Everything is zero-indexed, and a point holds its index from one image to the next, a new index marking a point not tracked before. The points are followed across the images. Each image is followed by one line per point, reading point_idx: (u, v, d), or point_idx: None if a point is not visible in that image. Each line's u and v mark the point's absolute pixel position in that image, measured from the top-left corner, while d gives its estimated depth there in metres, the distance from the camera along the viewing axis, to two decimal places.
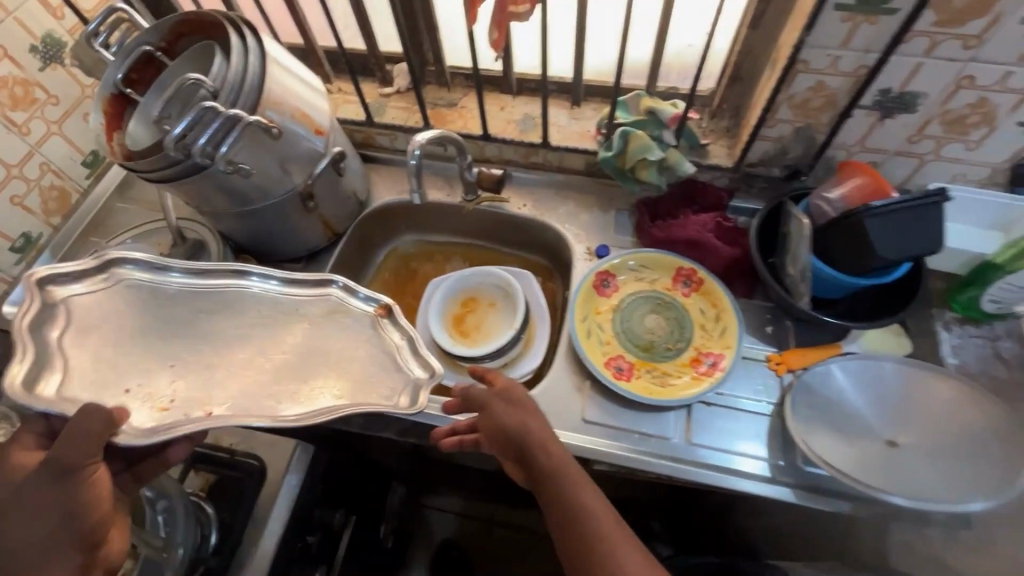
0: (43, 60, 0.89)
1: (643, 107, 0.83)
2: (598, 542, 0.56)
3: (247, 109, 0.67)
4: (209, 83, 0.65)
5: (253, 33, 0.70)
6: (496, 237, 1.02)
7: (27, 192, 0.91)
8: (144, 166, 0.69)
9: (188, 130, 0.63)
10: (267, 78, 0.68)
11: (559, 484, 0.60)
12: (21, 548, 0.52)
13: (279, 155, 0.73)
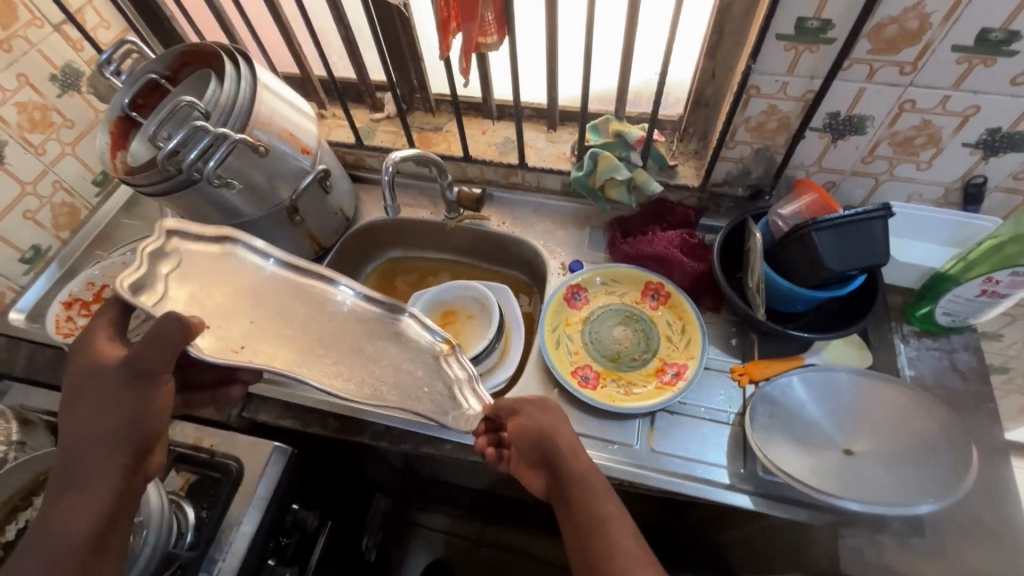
0: (61, 88, 0.97)
1: (613, 130, 0.88)
2: (616, 555, 0.54)
3: (237, 129, 0.73)
4: (203, 106, 0.71)
5: (247, 62, 0.77)
6: (479, 253, 1.06)
7: (39, 207, 0.98)
8: (143, 181, 0.74)
9: (181, 147, 0.69)
10: (256, 101, 0.74)
11: (584, 492, 0.59)
12: (91, 435, 0.56)
13: (266, 171, 0.78)
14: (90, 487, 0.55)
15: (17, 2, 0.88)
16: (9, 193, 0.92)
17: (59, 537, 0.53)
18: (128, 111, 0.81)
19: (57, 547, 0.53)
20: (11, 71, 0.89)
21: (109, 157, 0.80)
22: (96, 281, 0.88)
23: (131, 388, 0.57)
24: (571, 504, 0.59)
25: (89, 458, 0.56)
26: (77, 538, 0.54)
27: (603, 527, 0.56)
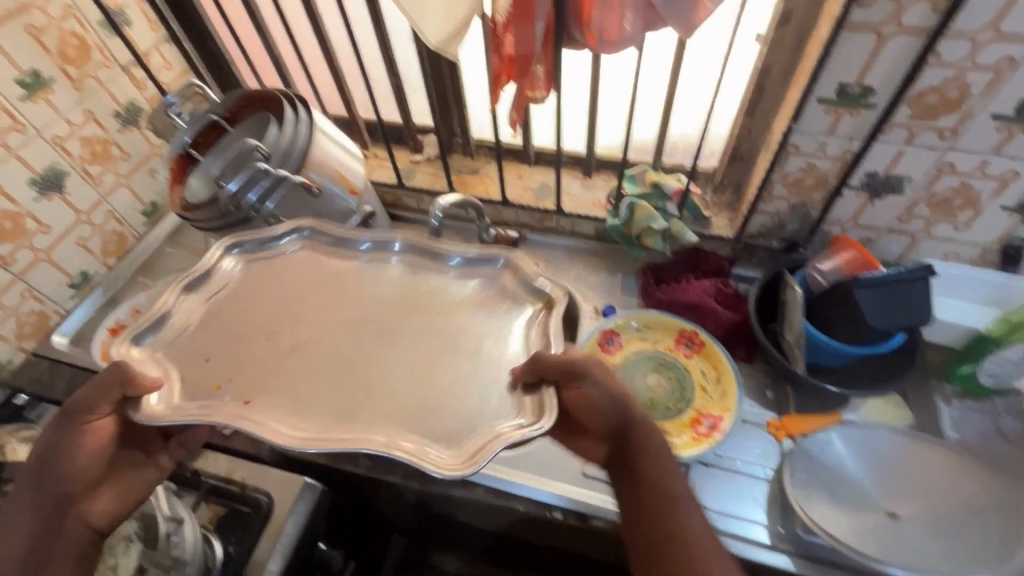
0: (122, 123, 1.02)
1: (649, 180, 0.90)
2: (680, 531, 0.56)
3: (295, 170, 0.76)
4: (265, 148, 0.75)
5: (307, 108, 0.81)
6: None
7: (91, 235, 1.02)
8: (203, 213, 0.77)
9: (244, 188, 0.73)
10: (313, 145, 0.78)
11: (650, 464, 0.60)
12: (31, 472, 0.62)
13: (315, 210, 0.81)
14: (13, 531, 0.60)
15: (92, 45, 0.94)
16: (65, 221, 0.96)
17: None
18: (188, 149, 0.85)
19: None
20: (80, 107, 0.94)
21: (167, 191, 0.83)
22: (142, 310, 0.90)
23: (64, 430, 0.61)
24: (637, 477, 0.59)
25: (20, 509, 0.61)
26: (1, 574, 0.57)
27: (669, 502, 0.58)
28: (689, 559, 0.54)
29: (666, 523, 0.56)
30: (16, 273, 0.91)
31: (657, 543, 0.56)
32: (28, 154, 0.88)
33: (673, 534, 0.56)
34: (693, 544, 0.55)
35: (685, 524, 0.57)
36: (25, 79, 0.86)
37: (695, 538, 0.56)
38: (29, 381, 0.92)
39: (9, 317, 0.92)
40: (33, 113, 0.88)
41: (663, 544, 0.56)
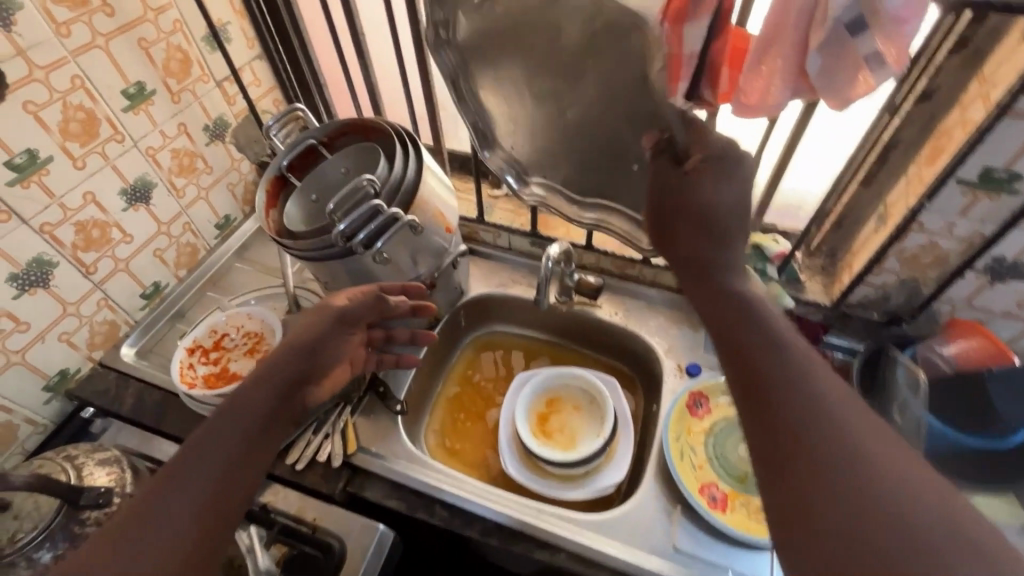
0: (210, 137, 1.02)
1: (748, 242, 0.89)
2: (829, 423, 0.43)
3: (402, 206, 0.74)
4: (377, 184, 0.72)
5: (414, 144, 0.77)
6: (585, 339, 1.04)
7: (167, 246, 1.00)
8: (303, 245, 0.72)
9: (350, 227, 0.70)
10: (421, 182, 0.75)
11: (779, 353, 0.49)
12: (271, 372, 0.67)
13: (414, 247, 0.78)
14: (249, 408, 0.64)
15: (194, 60, 0.94)
16: (146, 231, 0.95)
17: (200, 482, 0.56)
18: (285, 172, 0.79)
19: (192, 487, 0.56)
20: (174, 120, 0.94)
21: (262, 216, 0.77)
22: (219, 329, 0.87)
23: (338, 330, 0.75)
24: (760, 363, 0.48)
25: (247, 406, 0.64)
26: (238, 442, 0.61)
27: (810, 391, 0.46)
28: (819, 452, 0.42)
29: (804, 412, 0.44)
30: (96, 281, 0.89)
31: (802, 443, 0.43)
32: (123, 164, 0.87)
33: (821, 425, 0.43)
34: (851, 446, 0.42)
35: (840, 417, 0.44)
36: (130, 90, 0.85)
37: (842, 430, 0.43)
38: (95, 395, 0.88)
39: (83, 326, 0.89)
40: (132, 123, 0.87)
41: (801, 439, 0.43)
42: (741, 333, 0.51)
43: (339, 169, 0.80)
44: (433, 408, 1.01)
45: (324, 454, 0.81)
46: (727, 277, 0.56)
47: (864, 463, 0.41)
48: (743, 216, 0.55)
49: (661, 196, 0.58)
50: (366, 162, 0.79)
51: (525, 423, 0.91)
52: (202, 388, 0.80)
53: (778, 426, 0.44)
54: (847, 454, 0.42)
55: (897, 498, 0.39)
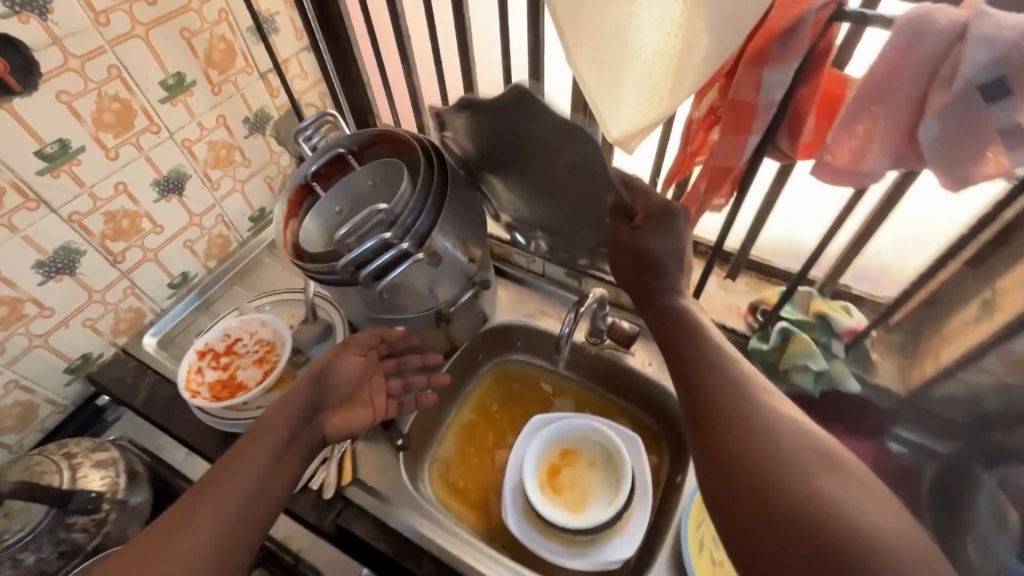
0: (250, 129, 1.00)
1: (813, 310, 0.77)
2: (760, 425, 0.49)
3: (419, 235, 0.67)
4: (393, 210, 0.65)
5: (441, 161, 0.69)
6: (613, 384, 0.95)
7: (198, 237, 0.99)
8: (312, 270, 0.67)
9: (357, 260, 0.65)
10: (442, 208, 0.68)
11: (707, 355, 0.57)
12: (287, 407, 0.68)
13: (430, 279, 0.72)
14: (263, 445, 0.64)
15: (237, 50, 0.91)
16: (177, 222, 0.94)
17: (220, 510, 0.57)
18: (309, 181, 0.72)
19: (229, 496, 0.59)
20: (214, 111, 0.92)
21: (280, 229, 0.72)
22: (232, 332, 0.84)
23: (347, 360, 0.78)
24: (702, 378, 0.55)
25: (264, 436, 0.65)
26: (254, 476, 0.61)
27: (735, 387, 0.53)
28: (738, 432, 0.49)
29: (731, 403, 0.52)
30: (123, 270, 0.89)
31: (729, 427, 0.50)
32: (157, 155, 0.86)
33: (755, 425, 0.49)
34: (773, 431, 0.48)
35: (767, 418, 0.49)
36: (169, 81, 0.83)
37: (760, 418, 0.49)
38: (113, 382, 0.89)
39: (108, 313, 0.89)
40: (169, 115, 0.85)
41: (741, 441, 0.48)
42: (681, 342, 0.60)
43: (364, 181, 0.72)
44: (441, 438, 0.96)
45: (317, 482, 0.77)
46: (674, 309, 0.63)
47: (792, 458, 0.45)
48: (681, 259, 0.62)
49: (617, 249, 0.65)
50: (391, 179, 0.71)
51: (534, 473, 0.84)
52: (209, 398, 0.78)
53: (711, 417, 0.52)
54: (776, 450, 0.46)
55: (824, 484, 0.43)
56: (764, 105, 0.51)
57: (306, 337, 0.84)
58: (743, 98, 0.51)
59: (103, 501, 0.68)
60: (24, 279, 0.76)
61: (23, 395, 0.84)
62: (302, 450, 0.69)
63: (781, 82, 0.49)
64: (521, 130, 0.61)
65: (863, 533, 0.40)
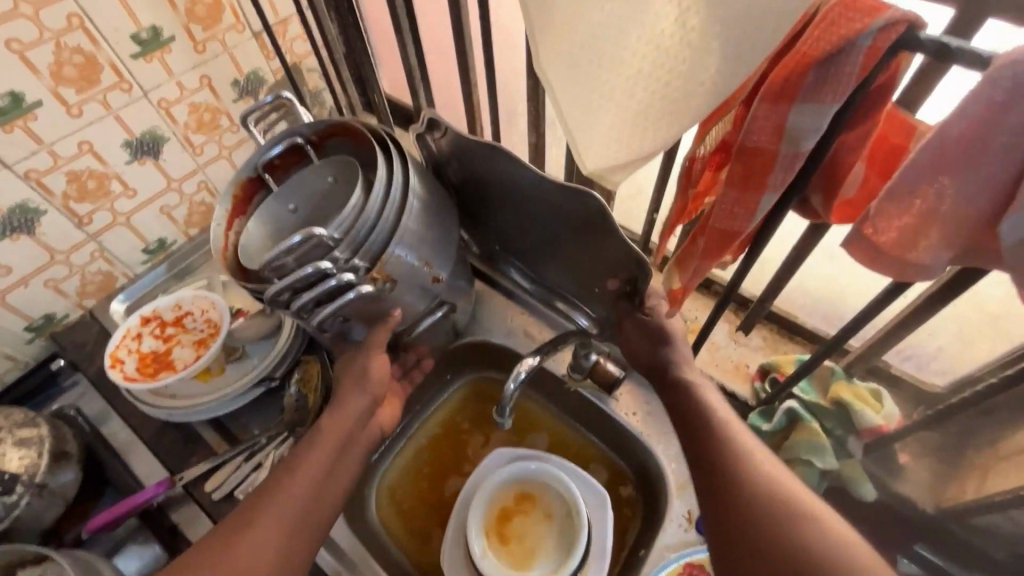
0: (239, 93, 0.92)
1: (831, 395, 0.64)
2: (748, 497, 0.46)
3: (368, 257, 0.58)
4: (333, 233, 0.56)
5: (402, 166, 0.60)
6: (597, 427, 0.84)
7: (178, 204, 0.94)
8: (246, 288, 0.59)
9: (294, 286, 0.56)
10: (396, 227, 0.59)
11: (715, 420, 0.53)
12: (343, 411, 0.64)
13: (382, 304, 0.62)
14: (317, 453, 0.62)
15: (226, 6, 0.82)
16: (153, 187, 0.89)
17: (278, 517, 0.57)
18: (262, 172, 0.64)
19: (287, 503, 0.58)
20: (196, 71, 0.84)
21: (222, 229, 0.63)
22: (183, 305, 0.79)
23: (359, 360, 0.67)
24: (689, 441, 0.53)
25: (319, 436, 0.63)
26: (307, 484, 0.60)
27: (747, 463, 0.49)
28: (756, 518, 0.45)
29: (747, 479, 0.47)
30: (90, 232, 0.84)
31: (747, 512, 0.45)
32: (128, 115, 0.80)
33: (745, 494, 0.46)
34: (794, 515, 0.44)
35: (753, 492, 0.46)
36: (142, 35, 0.76)
37: (777, 499, 0.45)
38: (72, 347, 0.87)
39: (74, 275, 0.86)
40: (143, 72, 0.79)
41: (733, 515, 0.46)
42: (686, 406, 0.55)
43: (323, 178, 0.64)
44: (398, 455, 0.88)
45: (244, 490, 0.71)
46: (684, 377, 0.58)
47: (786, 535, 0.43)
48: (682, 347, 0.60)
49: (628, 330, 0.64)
50: (350, 180, 0.62)
51: (482, 515, 0.76)
52: (131, 368, 0.75)
53: (725, 491, 0.47)
54: (768, 525, 0.44)
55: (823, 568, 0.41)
56: (786, 157, 0.37)
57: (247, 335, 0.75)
58: (759, 142, 0.37)
59: (14, 484, 0.65)
60: None
61: None
62: (361, 445, 0.66)
63: (810, 131, 0.35)
64: (513, 181, 0.61)
65: None
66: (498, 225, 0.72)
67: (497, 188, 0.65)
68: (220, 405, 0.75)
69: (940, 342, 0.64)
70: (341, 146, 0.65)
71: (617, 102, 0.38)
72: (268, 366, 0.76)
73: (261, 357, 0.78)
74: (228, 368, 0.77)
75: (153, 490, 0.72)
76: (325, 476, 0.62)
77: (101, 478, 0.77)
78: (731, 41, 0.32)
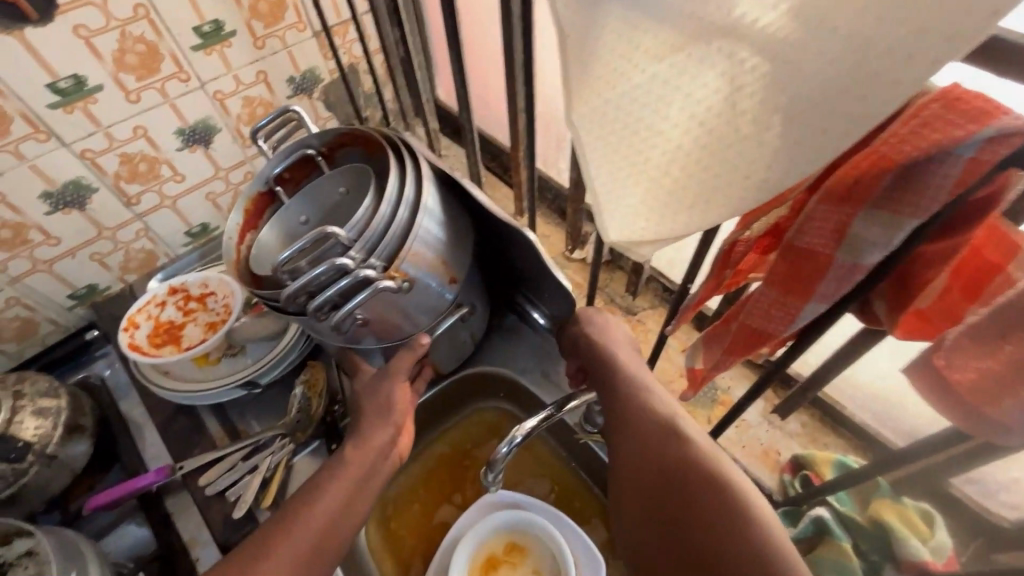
0: (294, 90, 0.93)
1: (871, 514, 0.56)
2: (658, 456, 0.48)
3: (385, 258, 0.54)
4: (347, 236, 0.53)
5: (414, 161, 0.58)
6: (604, 484, 0.78)
7: (223, 192, 0.96)
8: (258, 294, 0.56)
9: (308, 289, 0.52)
10: (413, 226, 0.55)
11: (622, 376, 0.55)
12: (355, 439, 0.63)
13: (397, 306, 0.58)
14: (335, 485, 0.59)
15: (290, 4, 0.82)
16: (201, 173, 0.91)
17: (294, 545, 0.55)
18: (273, 186, 0.63)
19: (304, 534, 0.56)
20: (254, 66, 0.85)
21: (233, 243, 0.62)
22: (210, 284, 0.80)
23: (384, 385, 0.65)
24: (603, 397, 0.56)
25: (341, 467, 0.60)
26: (318, 512, 0.57)
27: (646, 407, 0.52)
28: (650, 452, 0.49)
29: (643, 421, 0.51)
30: (138, 212, 0.87)
31: (645, 452, 0.49)
32: (184, 104, 0.81)
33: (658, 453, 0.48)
34: (681, 446, 0.47)
35: (647, 431, 0.50)
36: (205, 28, 0.77)
37: (662, 433, 0.49)
38: (109, 319, 0.90)
39: (118, 250, 0.89)
40: (202, 64, 0.80)
41: (646, 473, 0.49)
42: (598, 368, 0.58)
43: (335, 189, 0.62)
44: (395, 474, 0.85)
45: (235, 494, 0.70)
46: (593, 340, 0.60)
47: (689, 494, 0.45)
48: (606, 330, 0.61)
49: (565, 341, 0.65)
50: (361, 190, 0.60)
51: (469, 559, 0.72)
52: (140, 337, 0.77)
53: (626, 435, 0.52)
54: (655, 460, 0.48)
55: (711, 528, 0.42)
56: (842, 267, 0.31)
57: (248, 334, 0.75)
58: (811, 245, 0.32)
59: (26, 452, 0.68)
60: (29, 207, 0.76)
61: (25, 312, 0.85)
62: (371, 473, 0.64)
63: (878, 244, 0.29)
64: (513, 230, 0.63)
65: (755, 547, 0.40)
66: (512, 257, 0.71)
67: (504, 231, 0.65)
68: (211, 394, 0.76)
69: (1015, 472, 0.54)
70: (341, 158, 0.64)
71: (649, 173, 0.33)
72: (259, 369, 0.75)
73: (257, 359, 0.77)
74: (224, 360, 0.77)
75: (151, 478, 0.73)
76: (341, 513, 0.58)
77: (111, 453, 0.79)
78: (794, 128, 0.26)
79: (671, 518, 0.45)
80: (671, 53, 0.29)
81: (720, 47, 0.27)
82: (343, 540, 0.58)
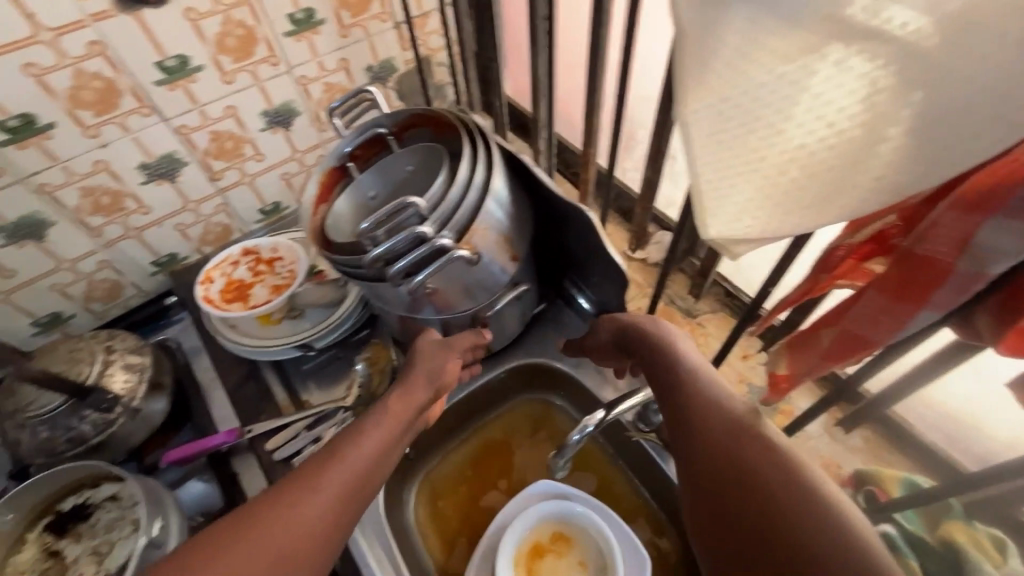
0: (371, 78, 0.96)
1: (941, 534, 0.55)
2: (727, 447, 0.48)
3: (457, 229, 0.56)
4: (425, 207, 0.55)
5: (484, 141, 0.61)
6: (651, 484, 0.79)
7: (297, 173, 1.00)
8: (336, 260, 0.59)
9: (388, 255, 0.54)
10: (485, 201, 0.57)
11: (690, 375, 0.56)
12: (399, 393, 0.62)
13: (464, 279, 0.60)
14: (375, 433, 0.58)
15: None
16: (279, 153, 0.95)
17: (336, 485, 0.53)
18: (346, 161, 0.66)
19: (344, 476, 0.54)
20: (337, 54, 0.89)
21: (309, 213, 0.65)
22: (279, 250, 0.84)
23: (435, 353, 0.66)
24: (670, 391, 0.57)
25: (383, 417, 0.59)
26: (361, 456, 0.56)
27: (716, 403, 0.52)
28: (718, 442, 0.49)
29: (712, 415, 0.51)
30: (220, 187, 0.92)
31: (714, 441, 0.49)
32: (271, 87, 0.85)
33: (727, 442, 0.48)
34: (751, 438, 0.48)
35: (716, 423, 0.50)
36: (298, 16, 0.80)
37: (731, 426, 0.49)
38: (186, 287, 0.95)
39: (199, 223, 0.94)
40: (291, 49, 0.83)
41: (713, 459, 0.48)
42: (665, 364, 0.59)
43: (404, 166, 0.65)
44: (443, 454, 0.88)
45: (301, 460, 0.74)
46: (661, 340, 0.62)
47: (758, 479, 0.45)
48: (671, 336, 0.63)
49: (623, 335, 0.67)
50: (432, 166, 0.63)
51: (516, 546, 0.74)
52: (213, 291, 0.81)
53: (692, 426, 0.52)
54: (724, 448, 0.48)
55: (786, 511, 0.42)
56: (963, 275, 0.31)
57: (311, 299, 0.79)
58: (933, 252, 0.32)
59: (115, 403, 0.73)
60: (128, 176, 0.81)
61: (113, 275, 0.91)
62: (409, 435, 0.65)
63: (1004, 244, 0.29)
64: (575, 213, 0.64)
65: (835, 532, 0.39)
66: (571, 246, 0.73)
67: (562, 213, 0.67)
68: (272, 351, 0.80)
69: None
70: (409, 136, 0.67)
71: (762, 172, 0.33)
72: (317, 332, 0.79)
73: (315, 323, 0.80)
74: (284, 321, 0.81)
75: (222, 439, 0.77)
76: (381, 461, 0.57)
77: (183, 413, 0.84)
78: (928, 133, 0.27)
79: (740, 503, 0.45)
80: (804, 54, 0.29)
81: (861, 50, 0.27)
82: (381, 481, 0.57)
